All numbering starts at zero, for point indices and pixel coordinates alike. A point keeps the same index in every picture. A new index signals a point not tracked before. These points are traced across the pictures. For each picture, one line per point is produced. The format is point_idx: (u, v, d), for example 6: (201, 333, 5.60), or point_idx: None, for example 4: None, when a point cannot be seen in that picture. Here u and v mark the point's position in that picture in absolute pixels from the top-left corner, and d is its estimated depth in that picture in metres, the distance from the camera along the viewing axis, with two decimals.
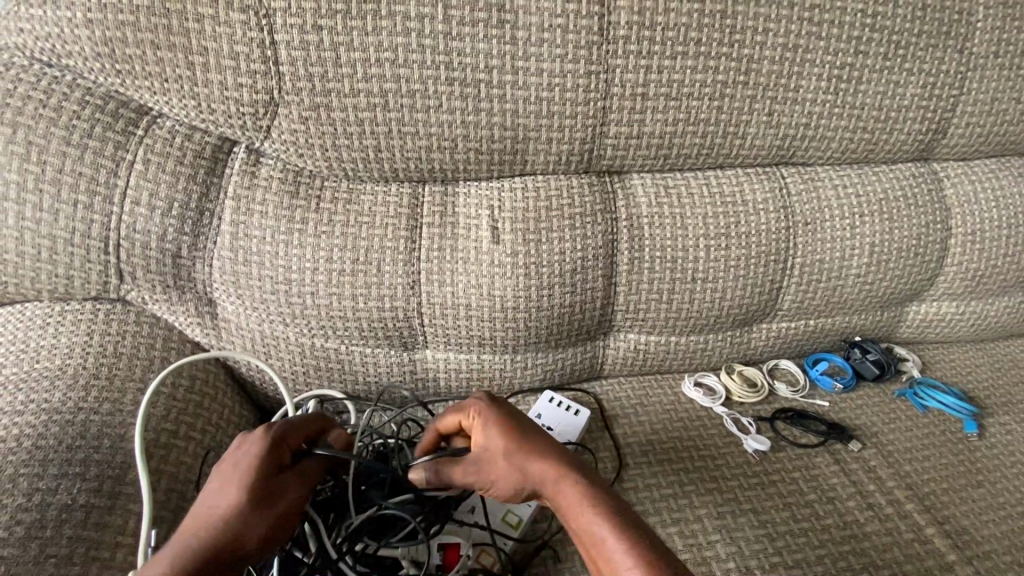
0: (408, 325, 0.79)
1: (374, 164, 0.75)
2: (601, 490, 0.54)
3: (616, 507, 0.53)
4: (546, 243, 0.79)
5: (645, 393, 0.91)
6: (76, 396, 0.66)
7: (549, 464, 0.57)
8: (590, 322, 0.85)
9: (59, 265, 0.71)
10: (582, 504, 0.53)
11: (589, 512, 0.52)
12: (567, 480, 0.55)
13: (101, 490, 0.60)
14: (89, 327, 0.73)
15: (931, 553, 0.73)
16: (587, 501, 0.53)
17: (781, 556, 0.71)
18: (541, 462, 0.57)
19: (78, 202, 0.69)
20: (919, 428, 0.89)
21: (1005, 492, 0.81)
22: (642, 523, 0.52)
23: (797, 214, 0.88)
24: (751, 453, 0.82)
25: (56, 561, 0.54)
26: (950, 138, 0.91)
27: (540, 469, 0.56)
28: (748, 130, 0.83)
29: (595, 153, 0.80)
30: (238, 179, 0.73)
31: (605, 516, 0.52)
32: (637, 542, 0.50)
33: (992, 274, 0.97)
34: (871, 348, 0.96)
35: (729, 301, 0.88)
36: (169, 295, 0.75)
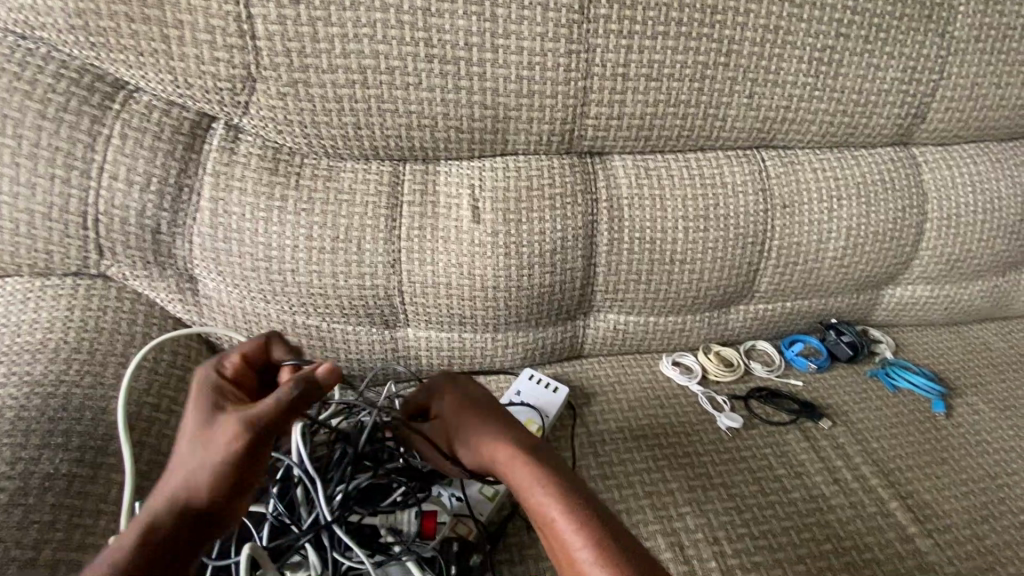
0: (389, 303, 0.80)
1: (354, 141, 0.75)
2: (562, 479, 0.55)
3: (575, 497, 0.53)
4: (526, 223, 0.80)
5: (623, 372, 0.93)
6: (58, 369, 0.67)
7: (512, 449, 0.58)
8: (570, 302, 0.87)
9: (38, 240, 0.71)
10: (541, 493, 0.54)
11: (547, 503, 0.53)
12: (528, 466, 0.56)
13: (83, 460, 0.61)
14: (70, 301, 0.73)
15: (893, 526, 0.76)
16: (547, 490, 0.54)
17: (748, 527, 0.73)
18: (502, 447, 0.59)
19: (56, 176, 0.69)
20: (888, 407, 0.91)
21: (968, 469, 0.84)
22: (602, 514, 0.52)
23: (776, 196, 0.89)
24: (724, 429, 0.85)
25: (39, 527, 0.55)
26: (930, 123, 0.92)
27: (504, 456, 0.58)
28: (728, 112, 0.83)
29: (575, 133, 0.80)
30: (218, 155, 0.73)
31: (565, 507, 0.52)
32: (593, 532, 0.50)
33: (966, 258, 0.99)
34: (845, 329, 0.98)
35: (707, 282, 0.90)
36: (150, 271, 0.76)
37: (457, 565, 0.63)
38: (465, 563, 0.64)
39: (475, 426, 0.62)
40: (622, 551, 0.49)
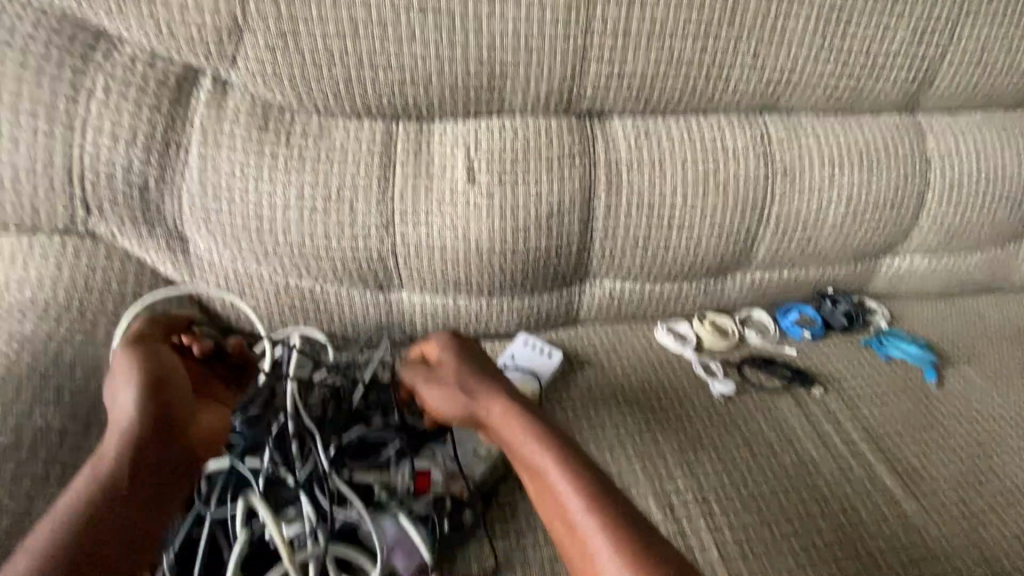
0: (383, 265, 0.79)
1: (345, 98, 0.73)
2: (557, 437, 0.56)
3: (568, 453, 0.54)
4: (522, 185, 0.78)
5: (618, 339, 0.93)
6: (48, 326, 0.67)
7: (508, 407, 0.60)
8: (566, 267, 0.86)
9: (23, 195, 0.70)
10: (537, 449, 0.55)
11: (541, 458, 0.55)
12: (525, 424, 0.58)
13: (76, 415, 0.61)
14: (58, 259, 0.72)
15: (879, 489, 0.77)
16: (541, 445, 0.55)
17: (737, 488, 0.74)
18: (499, 405, 0.60)
19: (39, 129, 0.67)
20: (881, 375, 0.92)
21: (956, 435, 0.84)
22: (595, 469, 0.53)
23: (777, 162, 0.87)
24: (716, 395, 0.86)
25: (32, 479, 0.55)
26: (937, 88, 0.90)
27: (500, 415, 0.60)
28: (731, 73, 0.81)
29: (574, 93, 0.78)
30: (205, 110, 0.71)
31: (559, 461, 0.54)
32: (585, 485, 0.52)
33: (967, 228, 0.98)
34: (841, 300, 0.98)
35: (705, 249, 0.89)
36: (139, 230, 0.75)
37: (450, 520, 0.64)
38: (458, 519, 0.65)
39: (466, 381, 0.64)
40: (612, 502, 0.50)
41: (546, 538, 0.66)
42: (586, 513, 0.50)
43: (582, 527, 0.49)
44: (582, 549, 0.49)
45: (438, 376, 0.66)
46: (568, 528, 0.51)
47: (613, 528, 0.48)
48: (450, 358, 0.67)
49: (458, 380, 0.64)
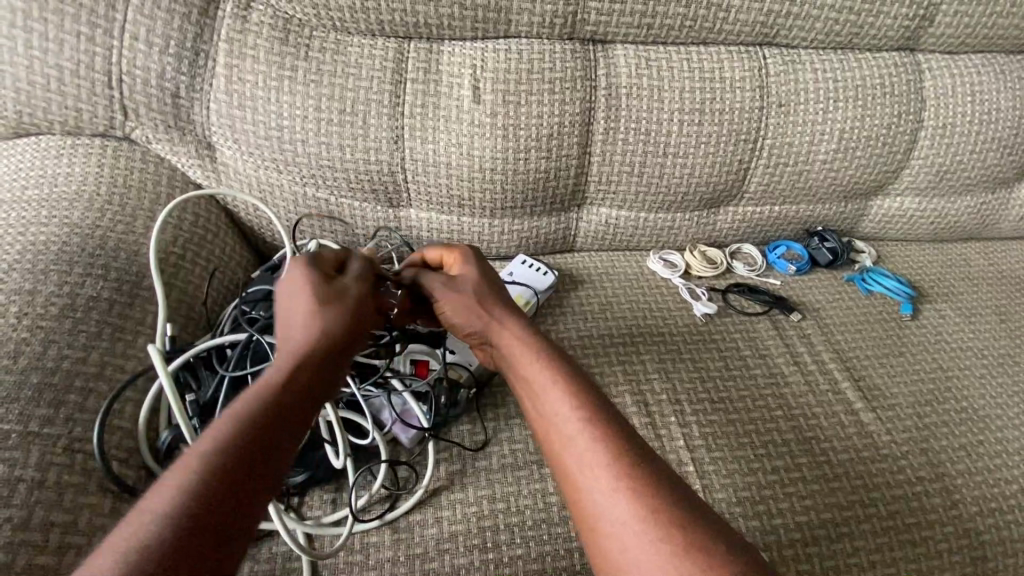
0: (393, 180, 0.85)
1: (361, 14, 0.77)
2: (577, 378, 0.57)
3: (587, 394, 0.56)
4: (525, 106, 0.83)
5: (611, 264, 0.99)
6: (93, 216, 0.74)
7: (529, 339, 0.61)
8: (564, 191, 0.91)
9: (67, 97, 0.77)
10: (556, 385, 0.56)
11: (560, 396, 0.55)
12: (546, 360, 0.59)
13: (122, 289, 0.69)
14: (99, 160, 0.79)
15: (841, 401, 0.83)
16: (564, 382, 0.57)
17: (708, 393, 0.82)
18: (516, 334, 0.62)
19: (81, 33, 0.73)
20: (858, 306, 0.97)
21: (922, 361, 0.90)
22: (613, 414, 0.55)
23: (773, 95, 0.90)
24: (698, 315, 0.92)
25: (87, 335, 0.64)
26: (937, 27, 0.92)
27: (519, 345, 0.61)
28: (732, 3, 0.84)
29: (578, 17, 0.82)
30: (231, 22, 0.76)
31: (578, 400, 0.55)
32: (604, 427, 0.53)
33: (956, 171, 1.01)
34: (830, 236, 1.02)
35: (698, 179, 0.93)
36: (171, 136, 0.81)
37: (447, 396, 0.72)
38: (454, 397, 0.72)
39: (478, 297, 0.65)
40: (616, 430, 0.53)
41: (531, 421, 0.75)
42: (600, 451, 0.51)
43: (594, 465, 0.50)
44: (585, 486, 0.50)
45: (453, 285, 0.66)
46: (575, 461, 0.52)
47: (629, 468, 0.50)
48: (467, 272, 0.67)
49: (471, 294, 0.65)
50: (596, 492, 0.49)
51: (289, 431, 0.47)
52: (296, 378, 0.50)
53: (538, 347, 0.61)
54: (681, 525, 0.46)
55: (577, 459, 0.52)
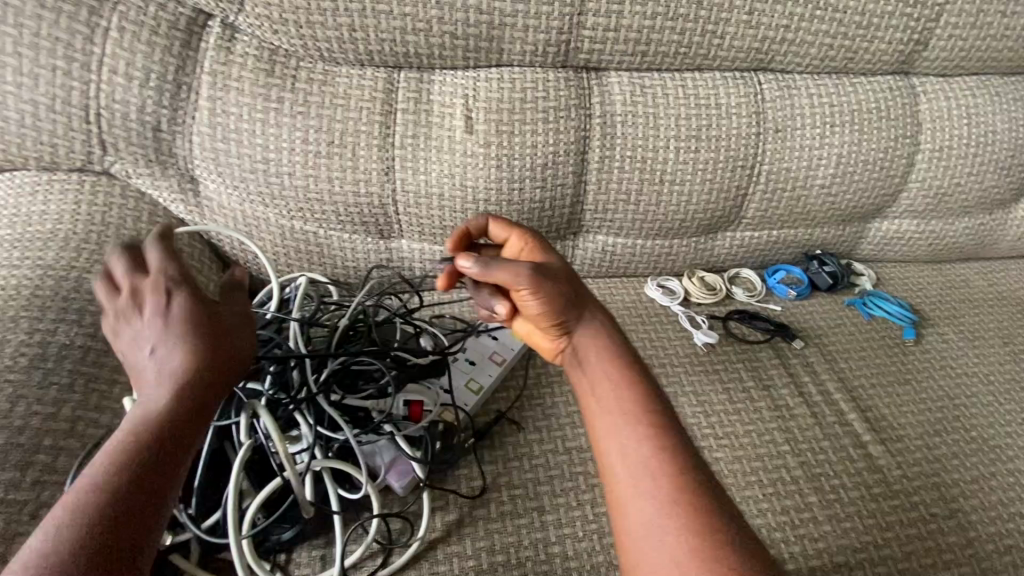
0: (383, 212, 0.83)
1: (348, 44, 0.75)
2: (635, 375, 0.57)
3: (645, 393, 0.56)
4: (518, 136, 0.81)
5: (609, 292, 0.96)
6: (69, 256, 0.71)
7: (598, 332, 0.61)
8: (559, 220, 0.89)
9: (42, 132, 0.74)
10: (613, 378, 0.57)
11: (614, 390, 0.56)
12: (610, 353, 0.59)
13: (97, 334, 0.66)
14: (77, 196, 0.76)
15: (849, 433, 0.81)
16: (624, 378, 0.57)
17: (712, 428, 0.79)
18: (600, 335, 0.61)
19: (57, 67, 0.70)
20: (860, 332, 0.95)
21: (928, 389, 0.88)
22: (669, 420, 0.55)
23: (769, 120, 0.89)
24: (699, 345, 0.89)
25: (59, 387, 0.60)
26: (932, 51, 0.91)
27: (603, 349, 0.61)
28: (726, 30, 0.83)
29: (571, 45, 0.80)
30: (214, 54, 0.74)
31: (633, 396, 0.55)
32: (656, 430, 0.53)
33: (954, 193, 1.01)
34: (829, 260, 1.01)
35: (695, 206, 0.92)
36: (152, 169, 0.78)
37: (441, 442, 0.70)
38: (448, 442, 0.70)
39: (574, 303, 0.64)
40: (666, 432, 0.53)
41: (530, 463, 0.71)
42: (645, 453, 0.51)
43: (642, 462, 0.51)
44: (624, 483, 0.51)
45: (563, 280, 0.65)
46: (617, 457, 0.52)
47: (675, 478, 0.50)
48: (554, 268, 0.63)
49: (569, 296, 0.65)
50: (632, 489, 0.50)
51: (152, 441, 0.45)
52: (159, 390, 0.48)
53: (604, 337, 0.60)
54: (717, 540, 0.46)
55: (618, 453, 0.53)
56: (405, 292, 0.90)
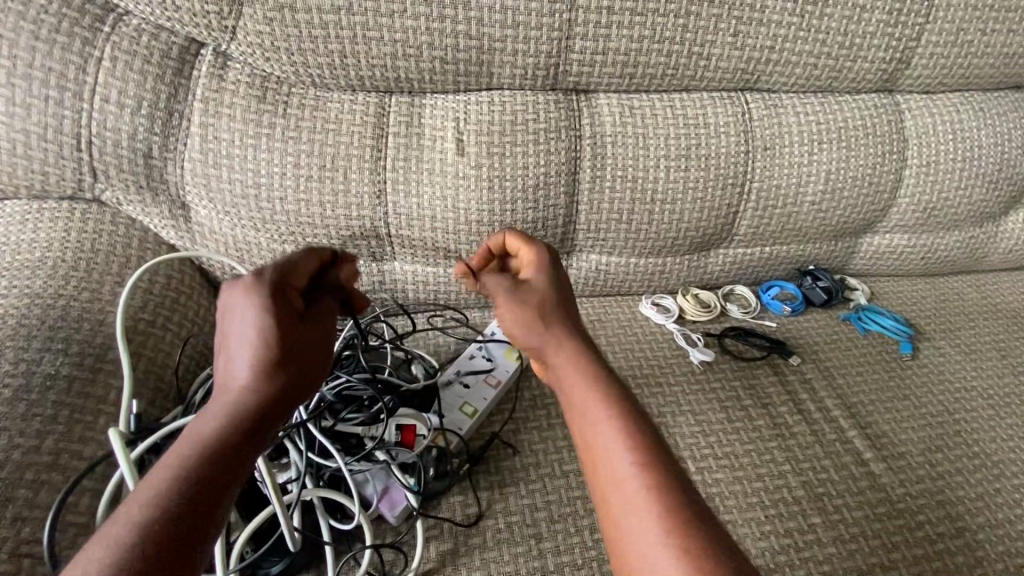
0: (375, 234, 0.83)
1: (340, 70, 0.76)
2: (613, 380, 0.52)
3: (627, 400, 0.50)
4: (510, 157, 0.82)
5: (603, 311, 0.96)
6: (57, 284, 0.70)
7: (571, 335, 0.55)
8: (552, 240, 0.89)
9: (34, 161, 0.74)
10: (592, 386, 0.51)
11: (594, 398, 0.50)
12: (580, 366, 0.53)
13: (83, 364, 0.65)
14: (67, 224, 0.76)
15: (850, 451, 0.80)
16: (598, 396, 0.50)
17: (712, 448, 0.78)
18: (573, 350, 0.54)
19: (50, 97, 0.71)
20: (857, 347, 0.95)
21: (928, 404, 0.88)
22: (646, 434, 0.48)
23: (757, 138, 0.90)
24: (696, 363, 0.88)
25: (42, 420, 0.59)
26: (914, 69, 0.93)
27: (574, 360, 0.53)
28: (712, 51, 0.84)
29: (560, 69, 0.81)
30: (206, 81, 0.75)
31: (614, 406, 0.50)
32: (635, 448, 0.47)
33: (943, 207, 1.01)
34: (822, 275, 1.00)
35: (687, 223, 0.92)
36: (143, 196, 0.78)
37: (434, 469, 0.68)
38: (442, 469, 0.68)
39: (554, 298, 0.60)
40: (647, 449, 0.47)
41: (527, 489, 0.70)
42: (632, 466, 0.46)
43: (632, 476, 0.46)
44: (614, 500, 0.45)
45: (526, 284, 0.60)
46: (606, 471, 0.47)
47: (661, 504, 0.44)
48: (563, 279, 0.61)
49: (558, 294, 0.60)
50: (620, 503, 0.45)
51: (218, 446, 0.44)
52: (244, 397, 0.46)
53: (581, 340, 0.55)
54: (711, 554, 0.41)
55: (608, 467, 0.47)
56: (398, 314, 0.89)
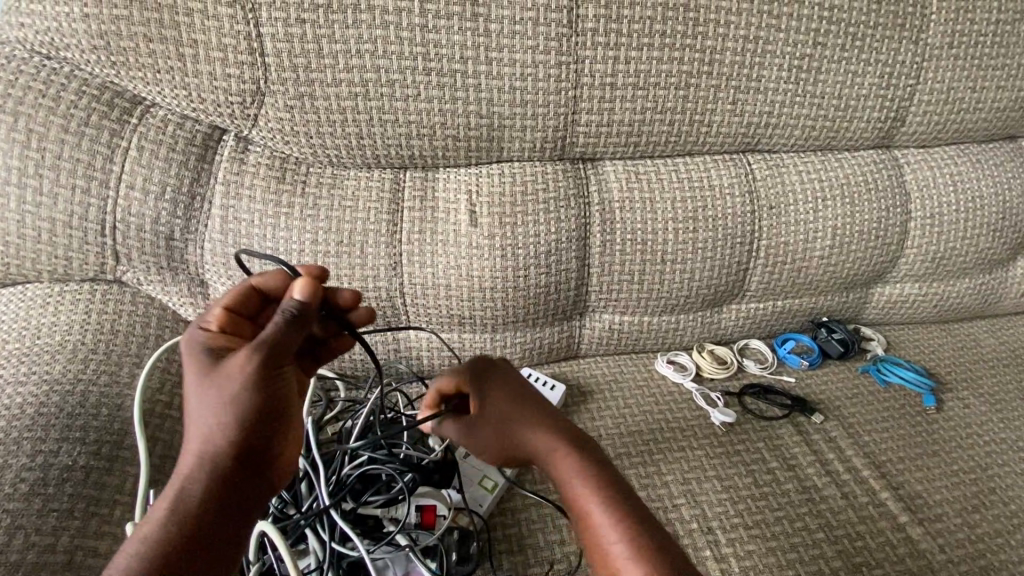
0: (391, 305, 0.83)
1: (357, 151, 0.79)
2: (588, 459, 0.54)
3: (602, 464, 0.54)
4: (521, 226, 0.83)
5: (620, 371, 0.95)
6: (76, 368, 0.70)
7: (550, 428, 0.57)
8: (565, 302, 0.89)
9: (58, 247, 0.75)
10: (573, 470, 0.53)
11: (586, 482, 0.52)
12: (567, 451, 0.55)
13: (100, 453, 0.64)
14: (87, 306, 0.76)
15: (884, 515, 0.78)
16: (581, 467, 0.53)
17: (741, 517, 0.75)
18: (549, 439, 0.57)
19: (77, 186, 0.73)
20: (880, 402, 0.93)
21: (959, 460, 0.85)
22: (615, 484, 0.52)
23: (762, 198, 0.92)
24: (717, 424, 0.87)
25: (58, 515, 0.58)
26: (909, 126, 0.96)
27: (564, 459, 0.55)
28: (713, 118, 0.87)
29: (567, 140, 0.84)
30: (228, 164, 0.77)
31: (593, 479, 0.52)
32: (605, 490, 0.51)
33: (951, 256, 1.02)
34: (837, 327, 1.00)
35: (699, 282, 0.93)
36: (163, 276, 0.80)
37: (457, 552, 0.65)
38: (465, 551, 0.66)
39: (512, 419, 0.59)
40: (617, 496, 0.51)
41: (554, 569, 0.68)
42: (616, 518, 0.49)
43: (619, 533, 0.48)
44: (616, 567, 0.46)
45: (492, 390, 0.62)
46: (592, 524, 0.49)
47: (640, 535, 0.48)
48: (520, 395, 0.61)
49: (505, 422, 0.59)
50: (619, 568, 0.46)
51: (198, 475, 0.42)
52: (217, 426, 0.43)
53: (555, 426, 0.58)
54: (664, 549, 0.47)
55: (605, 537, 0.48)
56: (413, 382, 0.89)
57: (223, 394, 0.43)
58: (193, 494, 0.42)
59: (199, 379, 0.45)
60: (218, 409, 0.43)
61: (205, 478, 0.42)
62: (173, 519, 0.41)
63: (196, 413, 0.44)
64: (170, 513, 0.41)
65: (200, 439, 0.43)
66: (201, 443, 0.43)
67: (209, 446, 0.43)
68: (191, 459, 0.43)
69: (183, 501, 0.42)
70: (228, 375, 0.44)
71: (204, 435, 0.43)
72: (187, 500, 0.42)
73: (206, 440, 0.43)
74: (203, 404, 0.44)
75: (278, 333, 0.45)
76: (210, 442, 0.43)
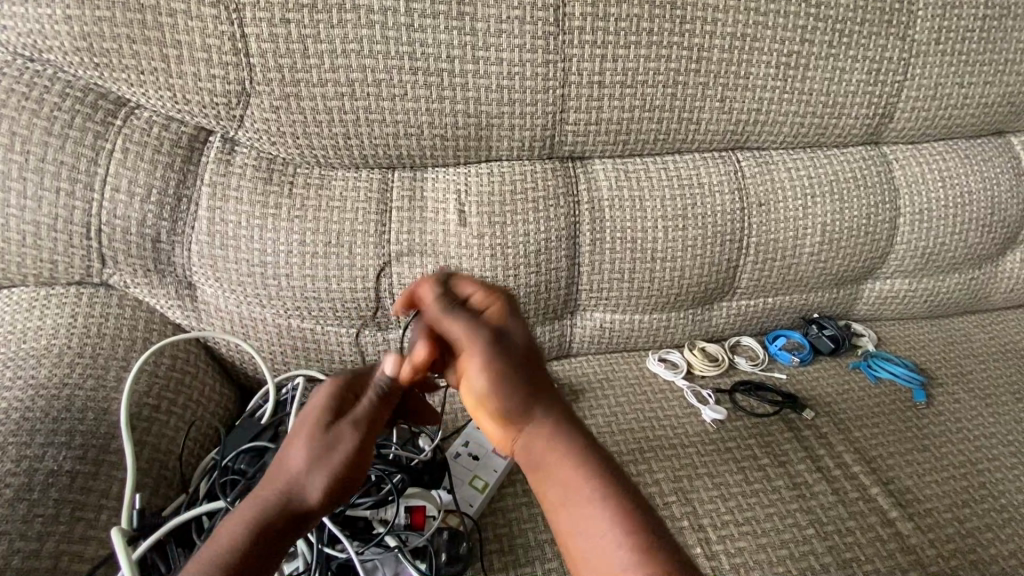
0: (381, 305, 0.83)
1: (344, 150, 0.78)
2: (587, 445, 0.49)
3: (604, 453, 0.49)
4: (510, 225, 0.83)
5: (611, 369, 0.94)
6: (62, 372, 0.70)
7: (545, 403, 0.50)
8: (556, 302, 0.89)
9: (43, 251, 0.75)
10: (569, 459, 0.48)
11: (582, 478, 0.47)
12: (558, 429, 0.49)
13: (86, 458, 0.64)
14: (73, 309, 0.76)
15: (874, 510, 0.78)
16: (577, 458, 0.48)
17: (732, 515, 0.75)
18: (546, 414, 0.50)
19: (61, 189, 0.73)
20: (870, 397, 0.93)
21: (949, 455, 0.86)
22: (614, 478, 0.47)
23: (751, 194, 0.92)
24: (708, 421, 0.87)
25: (43, 521, 0.58)
26: (897, 122, 0.96)
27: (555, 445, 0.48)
28: (701, 116, 0.87)
29: (555, 138, 0.84)
30: (215, 166, 0.77)
31: (597, 470, 0.47)
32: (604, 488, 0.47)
33: (940, 252, 1.03)
34: (827, 324, 1.00)
35: (689, 279, 0.93)
36: (150, 279, 0.79)
37: (446, 553, 0.65)
38: (455, 551, 0.65)
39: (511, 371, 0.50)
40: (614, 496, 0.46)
41: (544, 568, 0.68)
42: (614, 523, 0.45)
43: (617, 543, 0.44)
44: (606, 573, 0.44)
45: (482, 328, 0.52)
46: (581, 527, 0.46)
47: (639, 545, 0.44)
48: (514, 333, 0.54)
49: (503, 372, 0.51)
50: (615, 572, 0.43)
51: (281, 508, 0.50)
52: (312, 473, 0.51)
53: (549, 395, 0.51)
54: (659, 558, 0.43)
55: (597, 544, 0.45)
56: None
57: (328, 449, 0.52)
58: (268, 523, 0.49)
59: (314, 424, 0.53)
60: (318, 462, 0.51)
61: (287, 512, 0.50)
62: (245, 538, 0.48)
63: (301, 453, 0.51)
64: (246, 533, 0.48)
65: (294, 478, 0.51)
66: (292, 483, 0.51)
67: (298, 489, 0.50)
68: (276, 491, 0.50)
69: (259, 527, 0.49)
70: (341, 438, 0.52)
71: (298, 478, 0.51)
72: (263, 526, 0.49)
73: (298, 484, 0.50)
74: (310, 449, 0.51)
75: (370, 409, 0.54)
76: (301, 487, 0.51)
